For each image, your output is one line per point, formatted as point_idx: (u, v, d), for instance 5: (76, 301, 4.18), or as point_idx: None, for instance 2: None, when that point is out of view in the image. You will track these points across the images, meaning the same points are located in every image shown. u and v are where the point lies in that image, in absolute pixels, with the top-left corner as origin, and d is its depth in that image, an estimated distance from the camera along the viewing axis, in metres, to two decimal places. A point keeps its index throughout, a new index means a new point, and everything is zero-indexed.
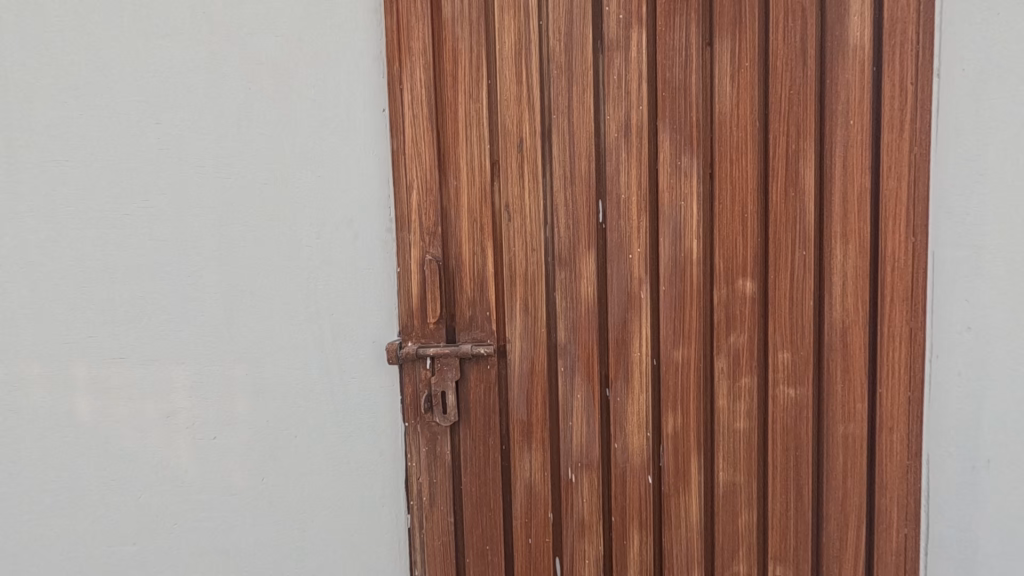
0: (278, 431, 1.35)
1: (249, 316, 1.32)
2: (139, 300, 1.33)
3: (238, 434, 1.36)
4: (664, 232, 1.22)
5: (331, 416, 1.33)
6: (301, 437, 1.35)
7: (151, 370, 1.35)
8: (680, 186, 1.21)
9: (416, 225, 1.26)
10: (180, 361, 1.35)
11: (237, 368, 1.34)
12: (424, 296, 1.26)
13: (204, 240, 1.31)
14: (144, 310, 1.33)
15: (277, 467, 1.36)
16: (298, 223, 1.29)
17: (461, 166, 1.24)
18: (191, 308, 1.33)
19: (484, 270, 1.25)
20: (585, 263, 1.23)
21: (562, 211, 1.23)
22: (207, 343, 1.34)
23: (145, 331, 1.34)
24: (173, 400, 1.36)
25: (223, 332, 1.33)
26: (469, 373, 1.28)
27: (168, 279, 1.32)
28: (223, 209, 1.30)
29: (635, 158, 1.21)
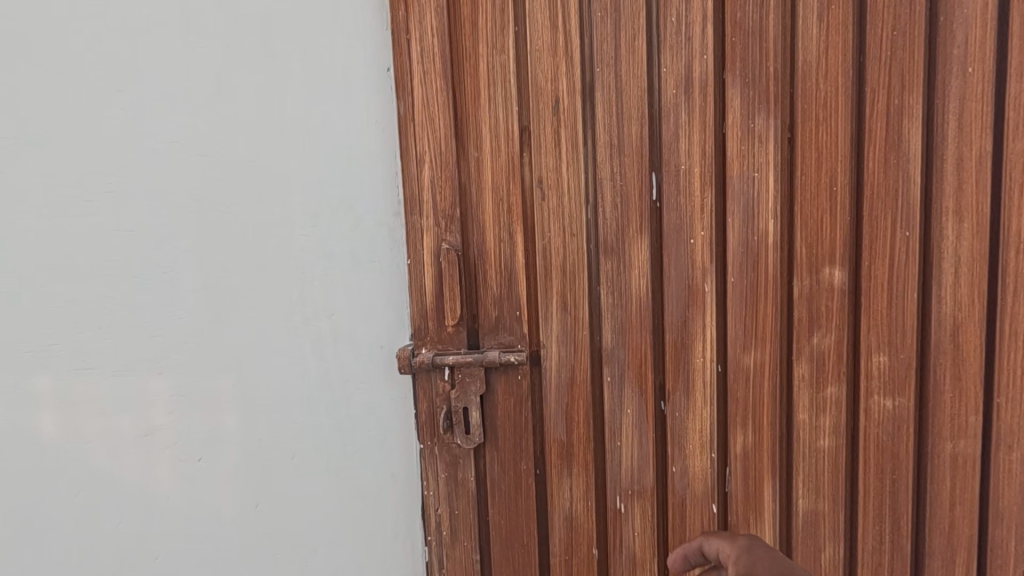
0: (273, 454, 1.15)
1: (234, 319, 1.11)
2: (107, 302, 1.11)
3: (226, 456, 1.15)
4: (733, 211, 1.00)
5: (335, 436, 1.13)
6: (299, 460, 1.15)
7: (126, 383, 1.14)
8: (753, 154, 0.99)
9: (430, 207, 1.04)
10: (158, 373, 1.14)
11: (223, 380, 1.13)
12: (441, 294, 1.05)
13: (178, 227, 1.08)
14: (114, 313, 1.11)
15: (274, 494, 1.16)
16: (290, 206, 1.07)
17: (483, 133, 1.02)
18: (169, 310, 1.11)
19: (514, 261, 1.03)
20: (637, 249, 1.01)
21: (607, 188, 1.01)
22: (188, 352, 1.12)
23: (117, 339, 1.12)
24: (153, 419, 1.15)
25: (205, 338, 1.12)
26: (496, 386, 1.06)
27: (140, 276, 1.10)
28: (202, 191, 1.08)
29: (698, 120, 0.98)
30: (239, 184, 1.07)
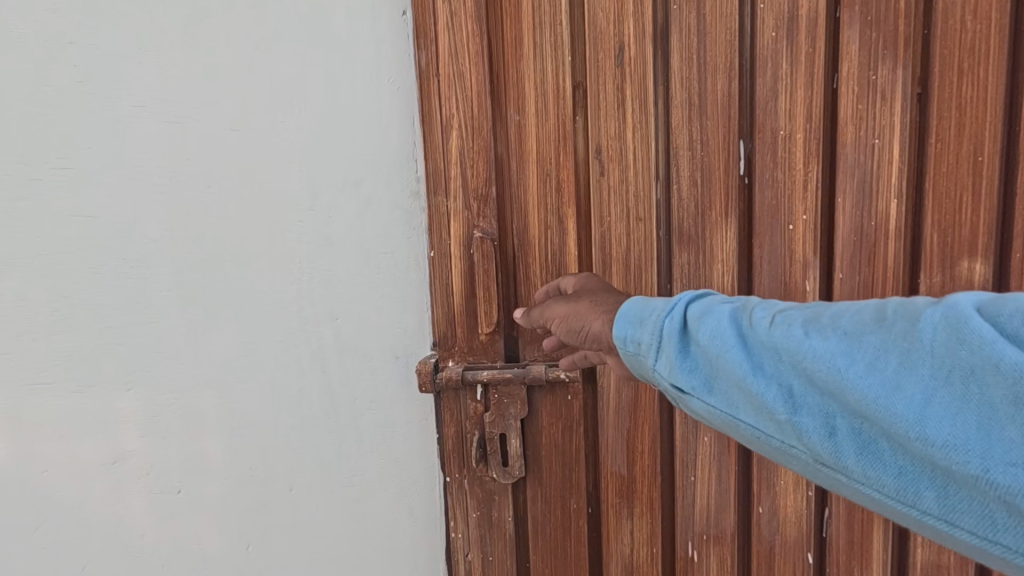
0: (267, 486, 0.95)
1: (219, 326, 0.91)
2: (66, 305, 0.90)
3: (209, 486, 0.96)
4: (845, 189, 0.79)
5: (342, 466, 0.93)
6: (298, 494, 0.95)
7: (91, 405, 0.93)
8: (874, 114, 0.77)
9: (457, 185, 0.83)
10: (129, 391, 0.93)
11: (207, 398, 0.93)
12: (473, 293, 0.84)
13: (148, 213, 0.88)
14: (75, 319, 0.90)
15: (270, 534, 0.96)
16: (285, 186, 0.86)
17: (525, 91, 0.80)
18: (141, 314, 0.91)
19: (564, 253, 0.82)
20: (720, 239, 0.80)
21: (683, 161, 0.80)
22: (165, 365, 0.92)
23: (78, 350, 0.91)
24: (123, 447, 0.94)
25: (184, 348, 0.91)
26: (540, 408, 0.86)
27: (104, 272, 0.89)
28: (174, 166, 0.87)
29: (803, 70, 0.76)
30: (221, 159, 0.86)
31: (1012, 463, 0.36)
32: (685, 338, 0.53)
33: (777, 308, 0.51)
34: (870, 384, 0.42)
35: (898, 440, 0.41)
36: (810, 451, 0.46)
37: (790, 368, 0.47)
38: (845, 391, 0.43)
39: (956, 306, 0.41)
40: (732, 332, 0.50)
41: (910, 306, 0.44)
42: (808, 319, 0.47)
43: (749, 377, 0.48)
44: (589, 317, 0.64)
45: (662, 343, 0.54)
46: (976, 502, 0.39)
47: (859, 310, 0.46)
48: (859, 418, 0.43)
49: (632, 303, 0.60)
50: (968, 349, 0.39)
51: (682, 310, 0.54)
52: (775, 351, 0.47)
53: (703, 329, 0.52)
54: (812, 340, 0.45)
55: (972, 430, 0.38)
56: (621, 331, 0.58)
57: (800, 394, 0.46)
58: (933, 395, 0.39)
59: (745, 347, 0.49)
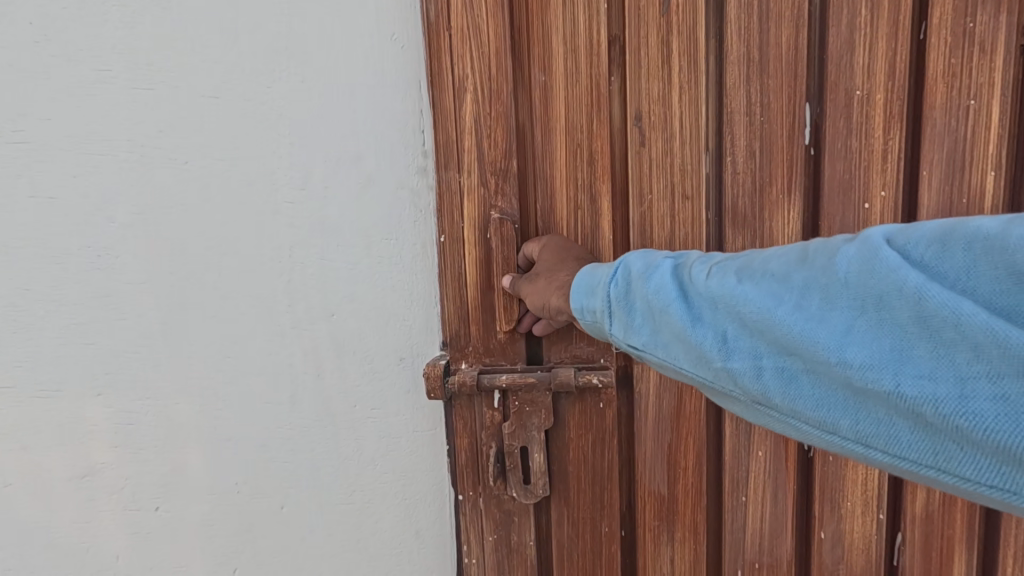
0: (256, 505, 0.80)
1: (201, 326, 0.75)
2: (14, 304, 0.72)
3: (189, 504, 0.79)
4: (930, 160, 0.66)
5: (338, 484, 0.79)
6: (291, 513, 0.80)
7: (45, 414, 0.75)
8: (969, 70, 0.64)
9: (473, 158, 0.71)
10: (93, 398, 0.76)
11: (185, 407, 0.77)
12: (490, 286, 0.72)
13: (116, 186, 0.71)
14: (26, 315, 0.72)
15: (259, 561, 0.81)
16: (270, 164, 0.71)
17: (553, 45, 0.68)
18: (104, 313, 0.73)
19: (597, 238, 0.70)
20: (782, 221, 0.68)
21: (740, 127, 0.67)
22: (132, 371, 0.75)
23: (32, 352, 0.74)
24: (84, 467, 0.77)
25: (157, 351, 0.75)
26: (566, 417, 0.74)
27: (63, 264, 0.72)
28: (147, 134, 0.70)
29: (886, 15, 0.64)
30: (201, 126, 0.70)
31: (919, 377, 0.34)
32: (630, 297, 0.51)
33: (714, 259, 0.48)
34: (794, 323, 0.40)
35: (818, 370, 0.39)
36: (744, 393, 0.43)
37: (722, 315, 0.44)
38: (770, 329, 0.41)
39: (869, 239, 0.39)
40: (672, 287, 0.48)
41: (831, 244, 0.42)
42: (741, 266, 0.45)
43: (688, 330, 0.45)
44: (548, 292, 0.64)
45: (613, 308, 0.52)
46: (886, 422, 0.37)
47: (784, 251, 0.44)
48: (784, 356, 0.41)
49: (585, 273, 0.57)
50: (879, 279, 0.37)
51: (623, 273, 0.52)
52: (710, 300, 0.45)
53: (645, 287, 0.49)
54: (743, 287, 0.43)
55: (885, 354, 0.36)
56: (576, 303, 0.56)
57: (733, 338, 0.44)
58: (851, 325, 0.37)
59: (684, 300, 0.46)
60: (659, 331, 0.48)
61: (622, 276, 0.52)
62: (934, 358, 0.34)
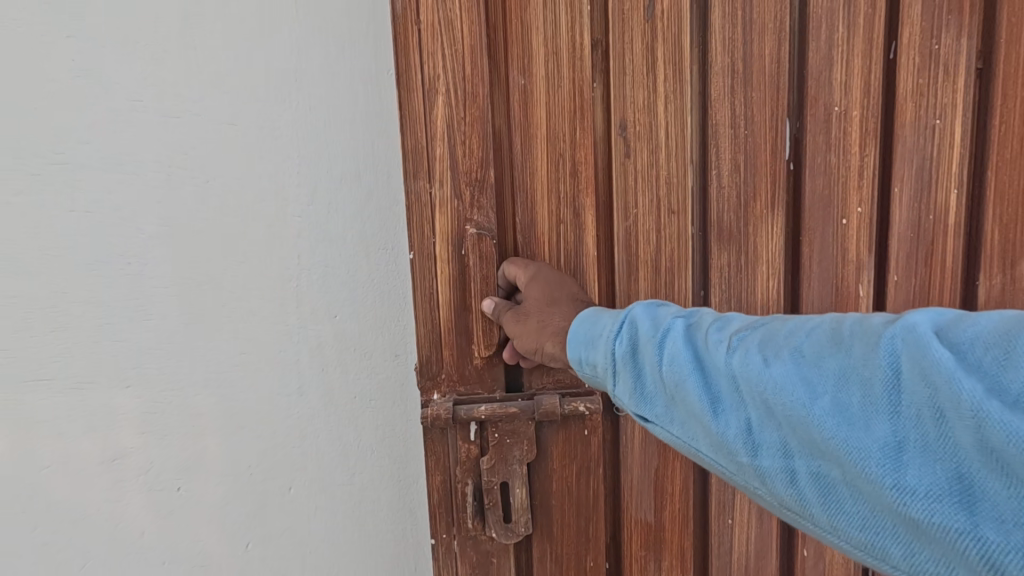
0: (261, 490, 0.70)
1: (200, 329, 0.65)
2: (43, 307, 0.59)
3: (184, 489, 0.66)
4: (902, 176, 0.68)
5: (342, 470, 0.74)
6: (299, 497, 0.72)
7: (80, 413, 0.61)
8: (936, 90, 0.66)
9: (446, 168, 0.64)
10: (108, 392, 0.62)
11: (202, 400, 0.66)
12: (465, 307, 0.66)
13: (153, 163, 0.62)
14: (60, 316, 0.60)
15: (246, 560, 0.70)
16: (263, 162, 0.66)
17: (533, 46, 0.62)
18: (129, 316, 0.62)
19: (582, 255, 0.66)
20: (767, 237, 0.67)
21: (725, 140, 0.65)
22: (156, 367, 0.64)
23: (50, 361, 0.60)
24: (110, 453, 0.62)
25: (158, 358, 0.64)
26: (550, 447, 0.69)
27: (56, 258, 0.59)
28: (147, 100, 0.61)
29: (862, 33, 0.64)
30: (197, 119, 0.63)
31: (988, 521, 0.27)
32: (636, 359, 0.46)
33: (734, 326, 0.42)
34: (829, 424, 0.33)
35: (860, 485, 0.32)
36: (772, 494, 0.37)
37: (743, 398, 0.38)
38: (803, 426, 0.35)
39: (914, 327, 0.32)
40: (684, 356, 0.42)
41: (871, 321, 0.35)
42: (763, 340, 0.39)
43: (707, 413, 0.40)
44: (540, 337, 0.59)
45: (617, 369, 0.47)
46: (945, 565, 0.30)
47: (815, 324, 0.38)
48: (818, 458, 0.34)
49: (585, 320, 0.53)
50: (929, 386, 0.30)
51: (629, 329, 0.47)
52: (729, 379, 0.39)
53: (654, 353, 0.44)
54: (767, 370, 0.37)
55: (943, 479, 0.29)
56: (574, 352, 0.53)
57: (759, 428, 0.38)
58: (899, 435, 0.31)
59: (699, 374, 0.41)
60: (672, 404, 0.43)
61: (628, 334, 0.47)
62: (1006, 497, 0.27)
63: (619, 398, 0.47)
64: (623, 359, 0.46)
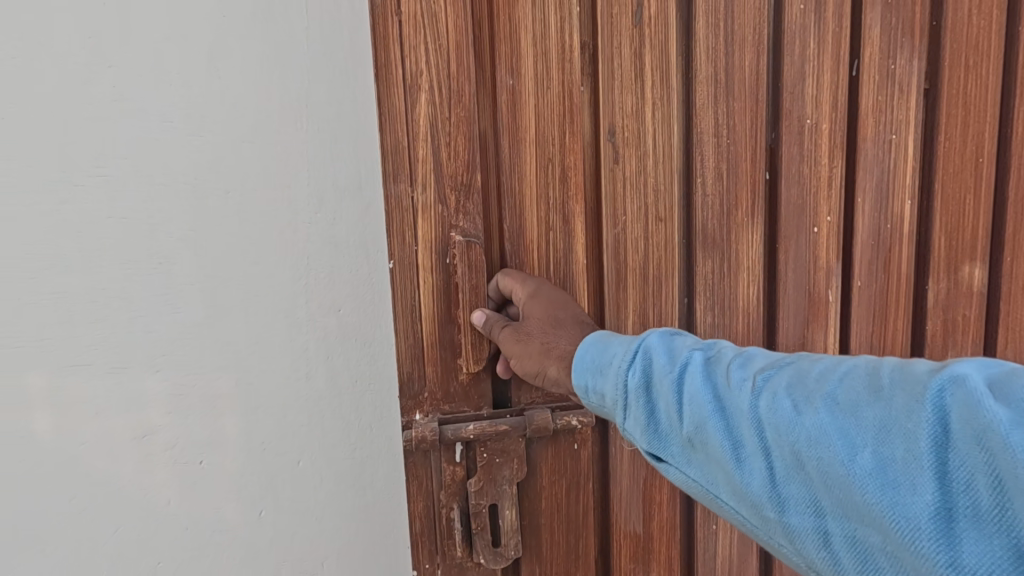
0: (268, 465, 0.55)
1: (218, 335, 0.51)
2: (83, 301, 0.44)
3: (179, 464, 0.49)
4: (864, 187, 0.71)
5: (350, 448, 0.60)
6: (311, 472, 0.58)
7: (116, 396, 0.46)
8: (892, 107, 0.71)
9: (429, 170, 0.59)
10: (140, 379, 0.47)
11: (221, 383, 0.51)
12: (452, 319, 0.62)
13: (162, 122, 0.47)
14: (98, 310, 0.45)
15: (248, 547, 0.53)
16: (276, 139, 0.53)
17: (522, 45, 0.60)
18: (153, 309, 0.47)
19: (571, 263, 0.63)
20: (747, 244, 0.68)
21: (709, 148, 0.66)
22: (177, 369, 0.49)
23: (82, 360, 0.44)
24: (139, 427, 0.47)
25: (180, 352, 0.49)
26: (540, 464, 0.65)
27: (101, 255, 0.45)
28: (178, 121, 0.48)
29: (830, 51, 0.68)
30: (212, 103, 0.49)
31: None
32: (649, 393, 0.44)
33: (758, 365, 0.40)
34: (868, 484, 0.31)
35: (902, 558, 0.30)
36: (801, 556, 0.35)
37: (768, 447, 0.36)
38: (837, 484, 0.32)
39: (965, 379, 0.30)
40: (702, 396, 0.40)
41: (916, 369, 0.33)
42: (792, 382, 0.36)
43: (728, 458, 0.38)
44: (543, 361, 0.55)
45: (628, 402, 0.45)
46: None
47: (851, 367, 0.35)
48: (852, 522, 0.32)
49: (592, 346, 0.52)
50: (985, 451, 0.27)
51: (642, 360, 0.46)
52: (752, 422, 0.37)
53: (670, 389, 0.42)
54: (798, 418, 0.34)
55: (1000, 558, 0.26)
56: (580, 380, 0.51)
57: (787, 483, 0.35)
58: (949, 504, 0.28)
59: (720, 416, 0.39)
60: (688, 446, 0.41)
61: (641, 366, 0.45)
62: None
63: (630, 435, 0.45)
64: (635, 393, 0.45)
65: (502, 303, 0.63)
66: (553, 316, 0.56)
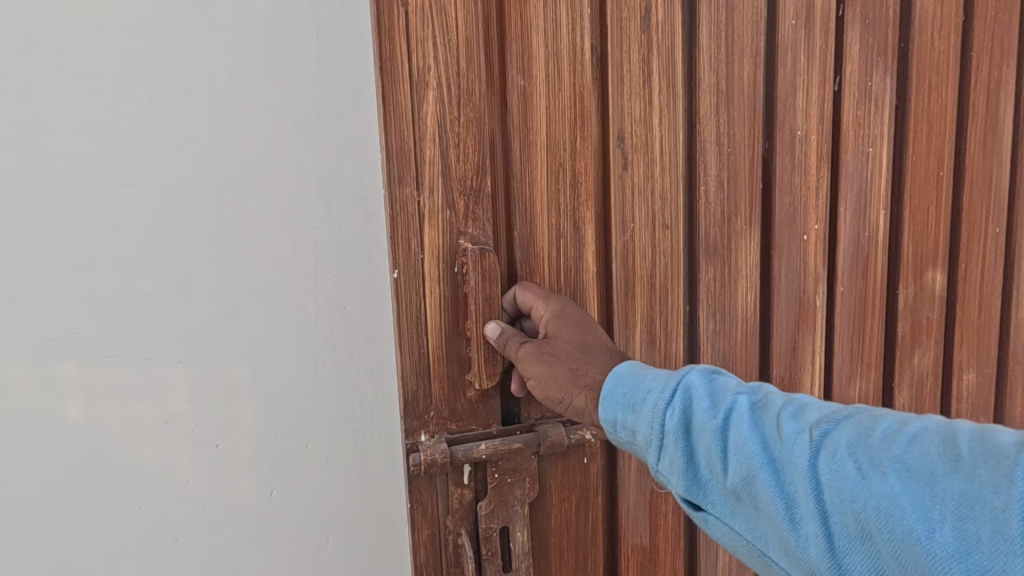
0: (283, 447, 0.67)
1: (232, 330, 0.63)
2: (124, 307, 0.58)
3: (193, 417, 0.62)
4: (846, 196, 0.75)
5: (350, 430, 0.71)
6: (317, 453, 0.69)
7: (143, 386, 0.60)
8: (870, 122, 0.75)
9: (436, 173, 0.56)
10: (162, 369, 0.60)
11: (236, 365, 0.64)
12: (461, 335, 0.58)
13: (192, 139, 0.59)
14: (129, 309, 0.58)
15: (267, 513, 0.67)
16: (291, 166, 0.64)
17: (534, 45, 0.57)
18: (178, 306, 0.60)
19: (581, 272, 0.62)
20: (747, 252, 0.69)
21: (712, 157, 0.66)
22: (204, 338, 0.62)
23: (111, 352, 0.58)
24: (160, 415, 0.61)
25: (200, 345, 0.62)
26: (549, 481, 0.63)
27: (122, 266, 0.58)
28: (200, 134, 0.59)
29: (818, 66, 0.70)
30: (227, 133, 0.60)
31: None
32: (690, 438, 0.42)
33: (815, 419, 0.37)
34: (950, 568, 0.28)
35: None
36: None
37: (829, 510, 0.34)
38: (911, 561, 0.30)
39: None
40: (753, 447, 0.38)
41: (1001, 442, 0.31)
42: (856, 440, 0.34)
43: (781, 516, 0.36)
44: (570, 389, 0.52)
45: (665, 444, 0.43)
46: None
47: (925, 432, 0.33)
48: None
49: (623, 379, 0.49)
50: None
51: (682, 401, 0.43)
52: (810, 482, 0.35)
53: (714, 437, 0.40)
54: (863, 483, 0.32)
55: None
56: (608, 414, 0.48)
57: (849, 552, 0.33)
58: None
59: (772, 472, 0.37)
60: (733, 498, 0.39)
61: (681, 407, 0.43)
62: None
63: (664, 479, 0.43)
64: (674, 436, 0.42)
65: (513, 319, 0.60)
66: (586, 343, 0.53)
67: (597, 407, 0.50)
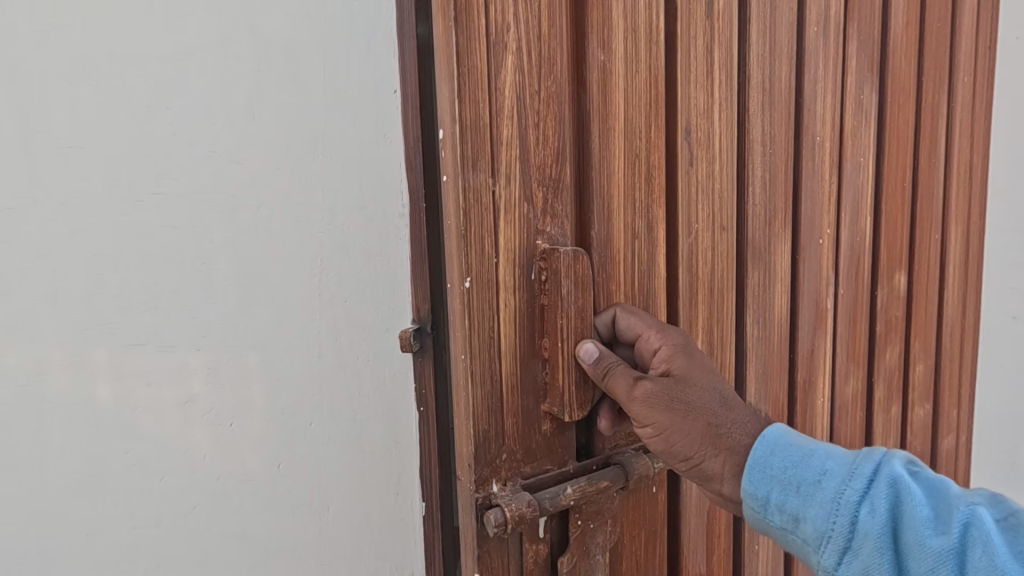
0: (287, 424, 0.64)
1: (243, 326, 0.61)
2: (146, 294, 0.55)
3: (213, 404, 0.60)
4: (846, 203, 0.78)
5: (349, 410, 0.69)
6: (319, 432, 0.67)
7: (168, 369, 0.57)
8: (862, 133, 0.79)
9: (514, 158, 0.45)
10: (184, 357, 0.58)
11: (250, 353, 0.61)
12: (540, 359, 0.47)
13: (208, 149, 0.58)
14: (154, 298, 0.56)
15: (274, 486, 0.64)
16: (297, 170, 0.63)
17: (614, 14, 0.49)
18: (200, 301, 0.58)
19: (654, 277, 0.55)
20: (782, 254, 0.68)
21: (758, 156, 0.64)
22: (218, 337, 0.59)
23: (139, 339, 0.56)
24: (182, 397, 0.58)
25: (217, 334, 0.59)
26: (622, 519, 0.54)
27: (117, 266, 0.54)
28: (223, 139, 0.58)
29: (831, 75, 0.72)
30: (239, 139, 0.59)
31: None
32: (900, 551, 0.35)
33: None
34: None
35: None
36: None
37: None
38: None
39: None
40: None
41: None
42: None
43: None
44: (701, 446, 0.45)
45: (857, 549, 0.37)
46: None
47: None
48: None
49: (784, 455, 0.42)
50: None
51: (884, 501, 0.36)
52: None
53: (941, 556, 0.34)
54: None
55: None
56: (760, 491, 0.42)
57: None
58: None
59: None
60: None
61: (885, 510, 0.36)
62: None
63: None
64: (876, 543, 0.36)
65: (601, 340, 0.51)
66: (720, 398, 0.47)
67: (740, 479, 0.43)
